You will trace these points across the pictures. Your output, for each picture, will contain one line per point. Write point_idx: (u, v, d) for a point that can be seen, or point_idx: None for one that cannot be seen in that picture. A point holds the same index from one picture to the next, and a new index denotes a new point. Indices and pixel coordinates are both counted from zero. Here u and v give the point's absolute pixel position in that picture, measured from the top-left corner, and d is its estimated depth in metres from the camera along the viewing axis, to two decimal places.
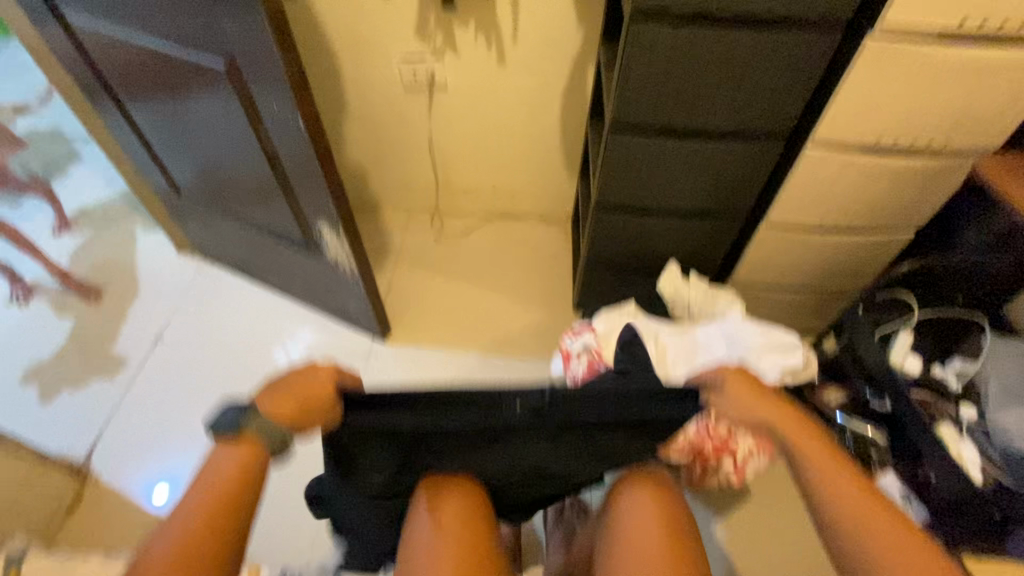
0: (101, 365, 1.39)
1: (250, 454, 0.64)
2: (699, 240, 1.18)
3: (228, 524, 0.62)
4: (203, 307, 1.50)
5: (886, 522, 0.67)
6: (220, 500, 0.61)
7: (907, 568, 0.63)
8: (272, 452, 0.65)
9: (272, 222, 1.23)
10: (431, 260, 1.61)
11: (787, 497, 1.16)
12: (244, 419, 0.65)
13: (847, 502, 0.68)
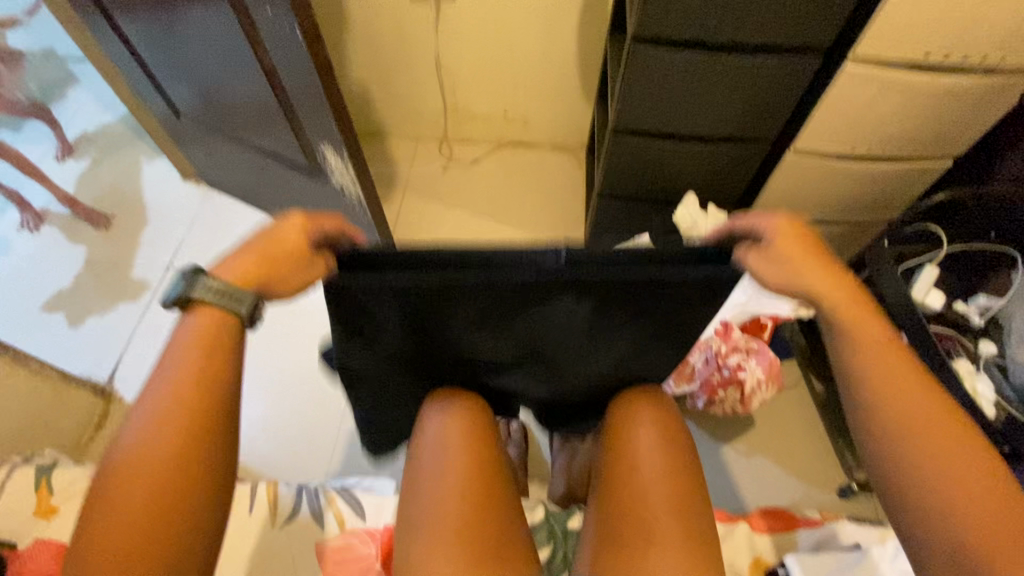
0: (116, 290, 1.40)
1: (212, 318, 0.53)
2: (722, 168, 1.12)
3: (202, 439, 0.49)
4: (212, 236, 1.49)
5: (959, 454, 0.51)
6: (178, 409, 0.49)
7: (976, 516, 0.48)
8: (245, 319, 0.54)
9: (276, 145, 1.18)
10: (440, 189, 1.56)
11: (792, 428, 1.18)
12: (190, 284, 0.53)
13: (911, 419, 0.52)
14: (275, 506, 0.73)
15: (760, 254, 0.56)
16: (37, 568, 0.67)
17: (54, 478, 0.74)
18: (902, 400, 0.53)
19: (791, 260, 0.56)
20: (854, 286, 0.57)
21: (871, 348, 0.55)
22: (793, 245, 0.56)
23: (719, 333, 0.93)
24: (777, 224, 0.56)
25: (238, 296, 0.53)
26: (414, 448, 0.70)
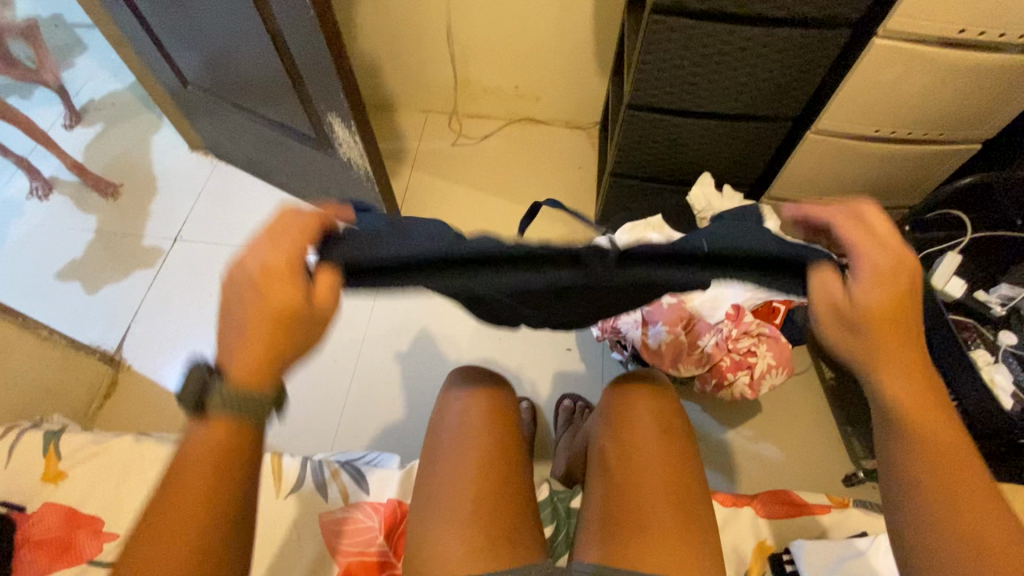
0: (124, 260, 1.40)
1: (226, 433, 0.46)
2: (740, 146, 1.09)
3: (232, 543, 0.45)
4: (220, 208, 1.48)
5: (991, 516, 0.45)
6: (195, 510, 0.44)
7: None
8: (258, 421, 0.47)
9: (283, 115, 1.16)
10: (449, 165, 1.54)
11: (799, 415, 1.17)
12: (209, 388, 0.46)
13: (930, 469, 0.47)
14: (279, 475, 0.73)
15: (818, 277, 0.51)
16: (46, 530, 0.68)
17: (62, 442, 0.74)
18: (925, 445, 0.48)
19: (873, 309, 0.48)
20: (916, 329, 0.49)
21: (927, 426, 0.48)
22: (880, 294, 0.48)
23: (731, 317, 0.90)
24: (872, 256, 0.48)
25: (246, 394, 0.46)
26: (438, 417, 0.73)
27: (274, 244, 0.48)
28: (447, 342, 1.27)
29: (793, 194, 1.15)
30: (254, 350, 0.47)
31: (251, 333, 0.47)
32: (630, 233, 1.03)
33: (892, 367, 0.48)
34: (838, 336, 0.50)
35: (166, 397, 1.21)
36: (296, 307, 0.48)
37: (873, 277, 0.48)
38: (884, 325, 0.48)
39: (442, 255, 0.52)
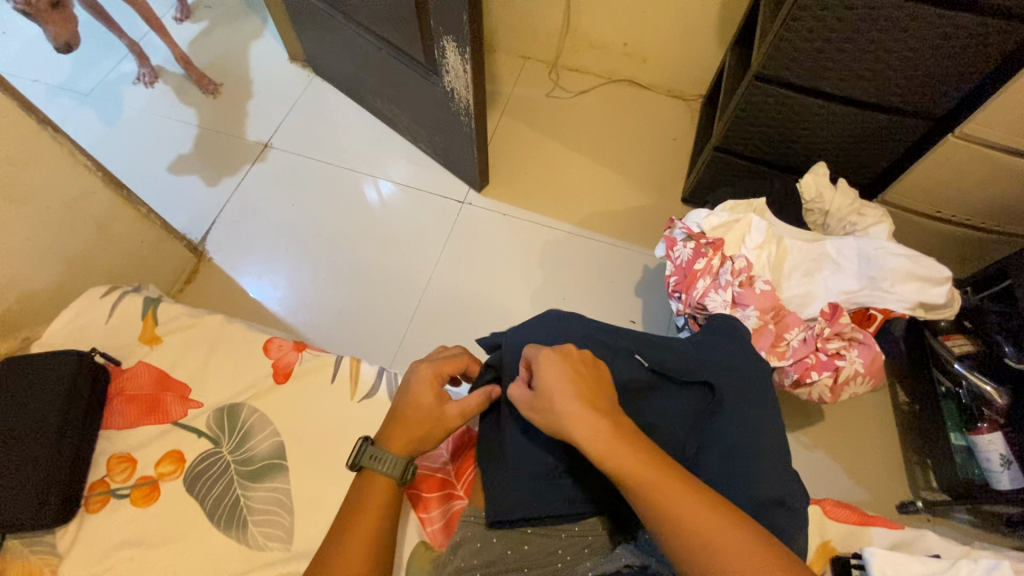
0: (216, 158, 1.44)
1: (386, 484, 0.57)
2: (867, 139, 1.01)
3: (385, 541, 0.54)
4: (310, 124, 1.50)
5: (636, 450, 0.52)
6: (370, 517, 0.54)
7: (624, 465, 0.51)
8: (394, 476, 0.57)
9: (396, 35, 1.13)
10: (540, 116, 1.50)
11: (864, 434, 1.11)
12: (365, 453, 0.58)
13: (613, 458, 0.52)
14: (356, 380, 0.74)
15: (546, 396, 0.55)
16: (138, 387, 0.73)
17: (160, 310, 0.78)
18: (599, 432, 0.53)
19: (547, 386, 0.56)
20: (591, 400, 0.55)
21: (622, 465, 0.51)
22: (558, 379, 0.56)
23: (826, 314, 0.87)
24: (548, 362, 0.57)
25: (395, 459, 0.58)
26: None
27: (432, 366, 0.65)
28: (515, 291, 1.26)
29: (909, 198, 1.06)
30: (409, 432, 0.60)
31: (408, 420, 0.61)
32: (730, 213, 0.99)
33: (585, 427, 0.53)
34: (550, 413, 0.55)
35: (241, 293, 1.26)
36: (439, 410, 0.62)
37: (543, 370, 0.57)
38: (568, 397, 0.55)
39: (539, 510, 0.61)
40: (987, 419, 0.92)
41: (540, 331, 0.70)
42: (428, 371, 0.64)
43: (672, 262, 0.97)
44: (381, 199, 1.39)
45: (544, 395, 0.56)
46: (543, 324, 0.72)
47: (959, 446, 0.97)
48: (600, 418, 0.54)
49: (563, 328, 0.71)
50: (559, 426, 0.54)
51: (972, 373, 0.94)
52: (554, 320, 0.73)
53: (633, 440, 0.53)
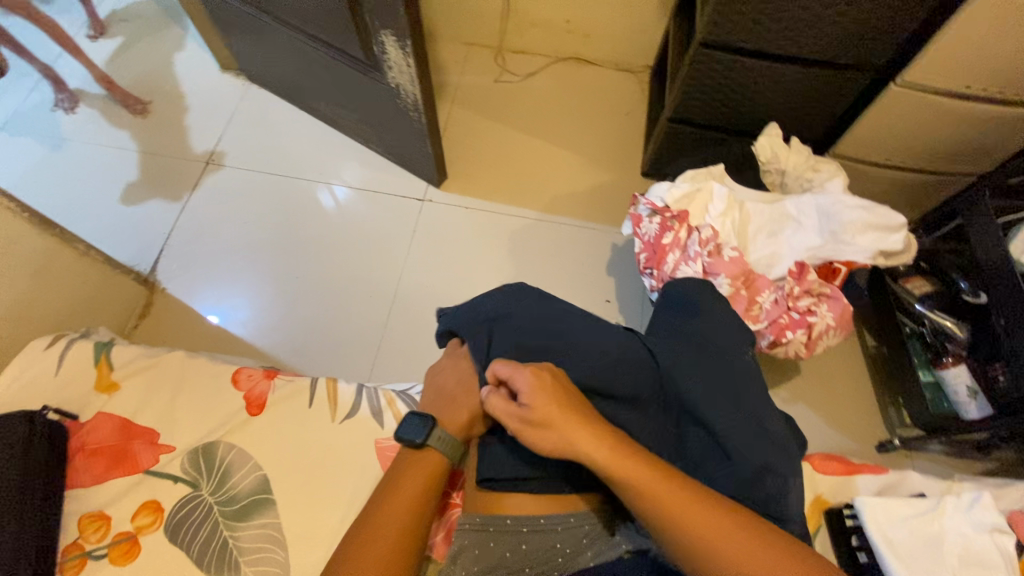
0: (157, 181, 1.36)
1: (434, 468, 0.61)
2: (812, 94, 1.02)
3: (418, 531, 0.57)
4: (253, 135, 1.43)
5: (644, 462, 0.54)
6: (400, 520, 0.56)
7: (641, 482, 0.52)
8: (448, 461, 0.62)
9: (330, 33, 1.07)
10: (491, 103, 1.47)
11: (839, 382, 1.15)
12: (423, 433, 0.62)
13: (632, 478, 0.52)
14: (335, 401, 0.72)
15: (533, 413, 0.55)
16: (101, 439, 0.68)
17: (114, 354, 0.73)
18: (604, 448, 0.54)
19: (537, 405, 0.55)
20: (584, 416, 0.55)
21: (631, 478, 0.53)
22: (545, 398, 0.55)
23: (793, 273, 0.89)
24: (529, 377, 0.56)
25: (452, 443, 0.62)
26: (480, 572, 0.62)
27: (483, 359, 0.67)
28: (487, 282, 1.25)
29: (858, 151, 1.08)
30: (465, 414, 0.64)
31: (461, 400, 0.64)
32: (690, 184, 1.00)
33: (591, 447, 0.54)
34: (546, 428, 0.54)
35: (201, 321, 1.20)
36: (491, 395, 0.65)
37: (533, 386, 0.55)
38: (561, 415, 0.55)
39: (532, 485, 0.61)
40: (951, 353, 0.97)
41: (506, 324, 0.65)
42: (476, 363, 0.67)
43: (641, 239, 0.97)
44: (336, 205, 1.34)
45: (536, 412, 0.55)
46: (506, 311, 0.66)
47: (928, 383, 1.02)
48: (604, 438, 0.54)
49: (533, 318, 0.65)
50: (559, 440, 0.54)
51: (932, 311, 0.99)
52: (521, 307, 0.66)
53: (639, 452, 0.54)
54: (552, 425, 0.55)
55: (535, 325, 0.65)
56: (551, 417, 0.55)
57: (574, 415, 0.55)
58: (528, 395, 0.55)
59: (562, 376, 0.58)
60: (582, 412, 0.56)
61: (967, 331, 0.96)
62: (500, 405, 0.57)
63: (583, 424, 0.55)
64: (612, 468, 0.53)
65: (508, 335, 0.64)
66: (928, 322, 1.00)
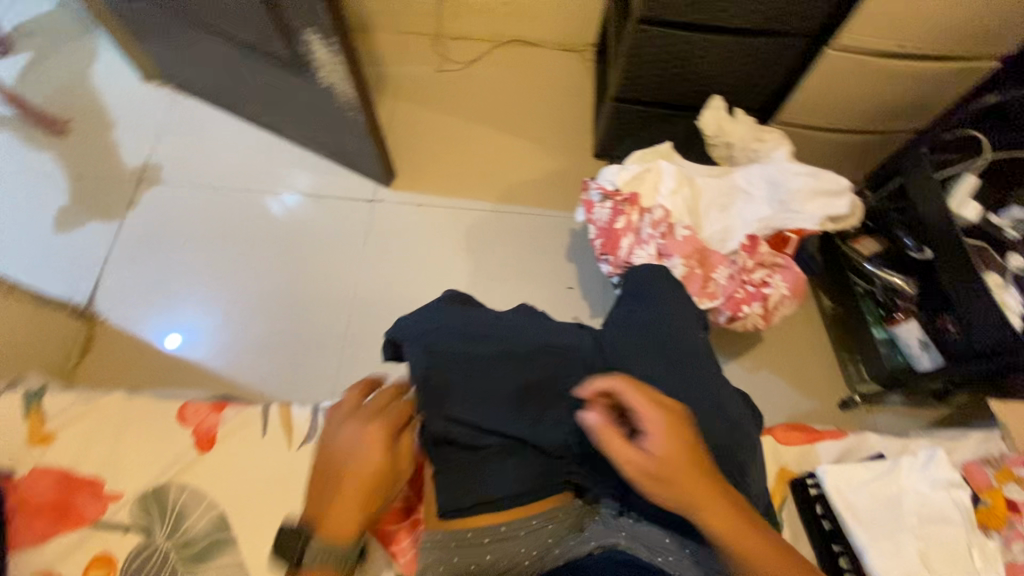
0: (86, 204, 1.28)
1: None
2: (753, 61, 1.01)
3: None
4: (186, 146, 1.35)
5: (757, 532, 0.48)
6: None
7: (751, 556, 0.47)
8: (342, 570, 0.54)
9: (251, 35, 1.01)
10: (434, 93, 1.42)
11: (800, 345, 1.18)
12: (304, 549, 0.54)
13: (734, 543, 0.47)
14: (289, 427, 0.69)
15: (654, 461, 0.49)
16: (40, 496, 0.64)
17: (46, 402, 0.68)
18: (715, 514, 0.48)
19: (667, 456, 0.49)
20: (709, 475, 0.50)
21: (748, 549, 0.47)
22: (675, 446, 0.50)
23: (745, 246, 0.89)
24: (657, 421, 0.50)
25: (337, 552, 0.54)
26: None
27: (368, 428, 0.57)
28: (448, 280, 1.22)
29: (801, 118, 1.09)
30: (349, 512, 0.55)
31: (344, 491, 0.55)
32: (639, 165, 0.99)
33: (711, 512, 0.48)
34: (666, 484, 0.49)
35: (151, 349, 1.14)
36: (376, 474, 0.56)
37: (663, 432, 0.50)
38: (687, 472, 0.49)
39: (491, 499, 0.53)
40: (902, 309, 1.00)
41: (444, 332, 0.59)
42: (359, 432, 0.57)
43: (594, 225, 0.96)
44: (288, 212, 1.29)
45: (659, 461, 0.49)
46: (439, 323, 0.61)
47: (883, 339, 1.05)
48: (713, 499, 0.49)
49: (460, 329, 0.60)
50: (680, 499, 0.49)
51: (880, 269, 1.02)
52: (457, 315, 0.61)
53: (751, 521, 0.49)
54: (671, 479, 0.49)
55: (470, 332, 0.60)
56: (670, 469, 0.49)
57: (696, 468, 0.49)
58: (651, 442, 0.50)
59: (689, 421, 0.52)
60: (706, 465, 0.50)
61: (916, 286, 0.99)
62: (624, 451, 0.49)
63: (704, 481, 0.49)
64: (728, 534, 0.48)
65: (449, 343, 0.58)
66: (878, 281, 1.03)
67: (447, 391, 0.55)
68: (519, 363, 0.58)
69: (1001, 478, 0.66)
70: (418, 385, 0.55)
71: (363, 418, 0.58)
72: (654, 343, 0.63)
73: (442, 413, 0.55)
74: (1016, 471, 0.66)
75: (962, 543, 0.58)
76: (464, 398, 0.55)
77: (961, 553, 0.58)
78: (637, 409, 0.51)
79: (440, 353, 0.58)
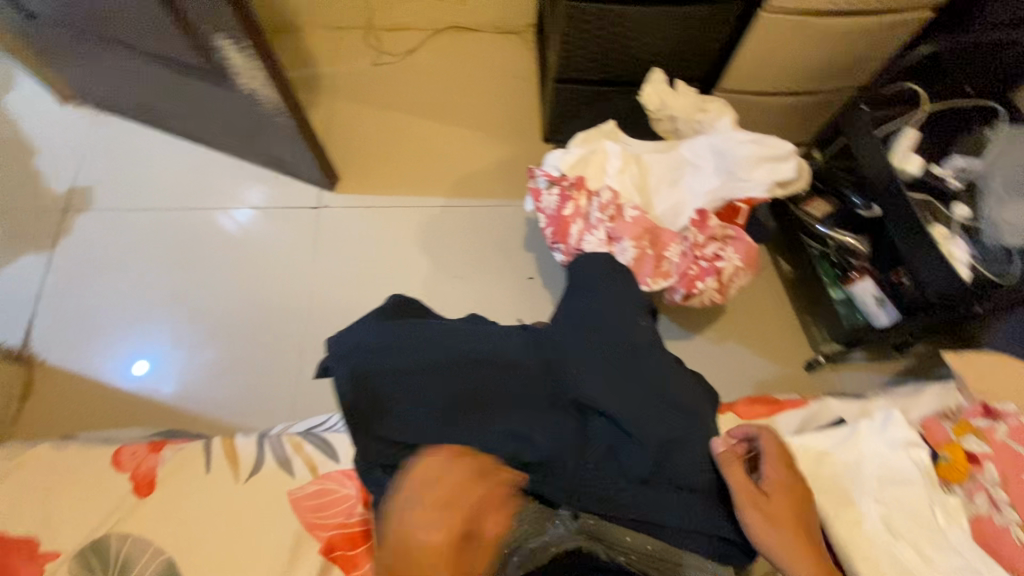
0: (10, 239, 1.20)
1: None
2: (689, 30, 0.98)
3: None
4: (114, 168, 1.28)
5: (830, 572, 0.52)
6: None
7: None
8: None
9: (162, 45, 0.95)
10: (373, 89, 1.37)
11: (762, 313, 1.18)
12: None
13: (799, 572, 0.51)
14: (235, 461, 0.66)
15: (768, 488, 0.55)
16: None
17: None
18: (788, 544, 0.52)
19: (776, 484, 0.55)
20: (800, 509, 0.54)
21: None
22: (787, 477, 0.56)
23: (695, 222, 0.88)
24: (777, 456, 0.57)
25: None
26: None
27: (444, 510, 0.46)
28: (404, 282, 1.19)
29: (743, 85, 1.08)
30: None
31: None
32: (583, 147, 0.96)
33: (796, 541, 0.52)
34: (769, 511, 0.53)
35: (96, 386, 1.08)
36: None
37: (780, 466, 0.56)
38: (787, 503, 0.54)
39: None
40: (856, 268, 1.00)
41: (370, 350, 0.57)
42: (444, 518, 0.45)
43: (543, 213, 0.94)
44: (241, 228, 1.23)
45: (774, 486, 0.55)
46: (368, 341, 0.58)
47: (841, 299, 1.05)
48: (795, 527, 0.53)
49: (391, 340, 0.58)
50: (778, 527, 0.53)
51: (833, 230, 1.01)
52: (386, 330, 0.59)
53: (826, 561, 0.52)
54: (770, 504, 0.54)
55: (402, 344, 0.58)
56: (776, 497, 0.54)
57: (792, 496, 0.55)
58: (766, 473, 0.56)
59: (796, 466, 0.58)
60: (803, 501, 0.55)
61: (867, 244, 1.00)
62: (742, 473, 0.55)
63: (794, 510, 0.54)
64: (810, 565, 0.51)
65: (375, 362, 0.56)
66: (832, 242, 1.02)
67: (375, 412, 0.53)
68: (450, 366, 0.57)
69: (958, 431, 0.66)
70: (344, 410, 0.53)
71: (424, 494, 0.47)
72: (600, 332, 0.62)
73: (373, 434, 0.52)
74: (973, 423, 0.67)
75: (924, 504, 0.57)
76: (398, 408, 0.54)
77: (924, 514, 0.57)
78: (765, 446, 0.58)
79: (367, 373, 0.56)
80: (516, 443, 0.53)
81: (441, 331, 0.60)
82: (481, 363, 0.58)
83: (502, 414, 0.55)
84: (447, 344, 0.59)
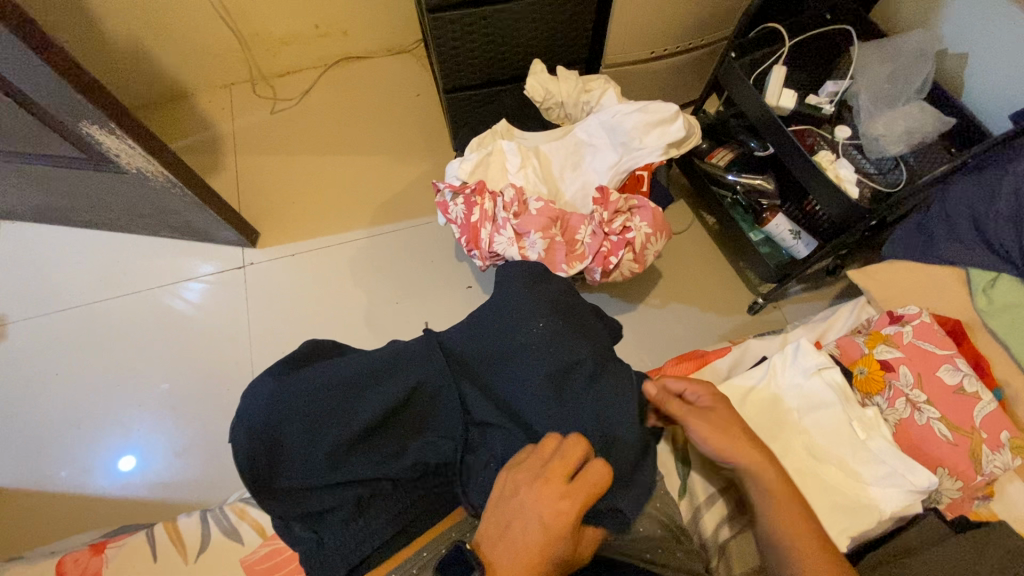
0: None
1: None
2: (557, 16, 1.00)
3: None
4: (26, 275, 1.24)
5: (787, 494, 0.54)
6: None
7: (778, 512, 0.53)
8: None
9: (34, 145, 0.93)
10: (275, 137, 1.36)
11: (697, 269, 1.21)
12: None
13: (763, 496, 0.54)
14: (181, 542, 0.67)
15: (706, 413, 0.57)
16: None
17: None
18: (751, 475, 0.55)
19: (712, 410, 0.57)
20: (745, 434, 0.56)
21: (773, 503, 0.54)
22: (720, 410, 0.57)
23: (598, 200, 0.90)
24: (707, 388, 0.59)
25: None
26: None
27: (555, 462, 0.49)
28: (343, 319, 1.18)
29: (624, 59, 1.10)
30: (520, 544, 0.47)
31: (524, 531, 0.47)
32: (478, 152, 0.97)
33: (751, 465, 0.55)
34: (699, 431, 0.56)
35: (50, 499, 1.05)
36: (556, 521, 0.47)
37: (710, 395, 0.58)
38: (720, 432, 0.56)
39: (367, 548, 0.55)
40: (768, 209, 1.02)
41: (267, 406, 0.54)
42: (553, 473, 0.49)
43: (454, 223, 0.94)
44: (193, 305, 1.21)
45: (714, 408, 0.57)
46: (263, 395, 0.55)
47: (761, 240, 1.07)
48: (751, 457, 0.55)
49: (289, 390, 0.55)
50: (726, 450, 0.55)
51: (742, 176, 1.03)
52: (283, 382, 0.56)
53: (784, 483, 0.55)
54: (710, 432, 0.56)
55: (299, 389, 0.55)
56: (708, 416, 0.57)
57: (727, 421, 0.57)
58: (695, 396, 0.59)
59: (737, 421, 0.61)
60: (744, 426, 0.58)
61: (774, 182, 1.02)
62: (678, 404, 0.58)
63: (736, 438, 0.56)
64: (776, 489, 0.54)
65: (271, 417, 0.53)
66: (741, 189, 1.04)
67: (275, 469, 0.53)
68: (348, 399, 0.55)
69: (871, 344, 0.69)
70: (243, 475, 0.52)
71: (545, 452, 0.51)
72: (503, 329, 0.62)
73: (277, 488, 0.53)
74: (883, 332, 0.69)
75: (843, 420, 0.60)
76: (305, 459, 0.53)
77: (843, 431, 0.60)
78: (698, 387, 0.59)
79: (266, 430, 0.53)
80: (423, 454, 0.57)
81: (337, 366, 0.58)
82: (384, 386, 0.57)
83: (410, 439, 0.57)
84: (351, 377, 0.57)
